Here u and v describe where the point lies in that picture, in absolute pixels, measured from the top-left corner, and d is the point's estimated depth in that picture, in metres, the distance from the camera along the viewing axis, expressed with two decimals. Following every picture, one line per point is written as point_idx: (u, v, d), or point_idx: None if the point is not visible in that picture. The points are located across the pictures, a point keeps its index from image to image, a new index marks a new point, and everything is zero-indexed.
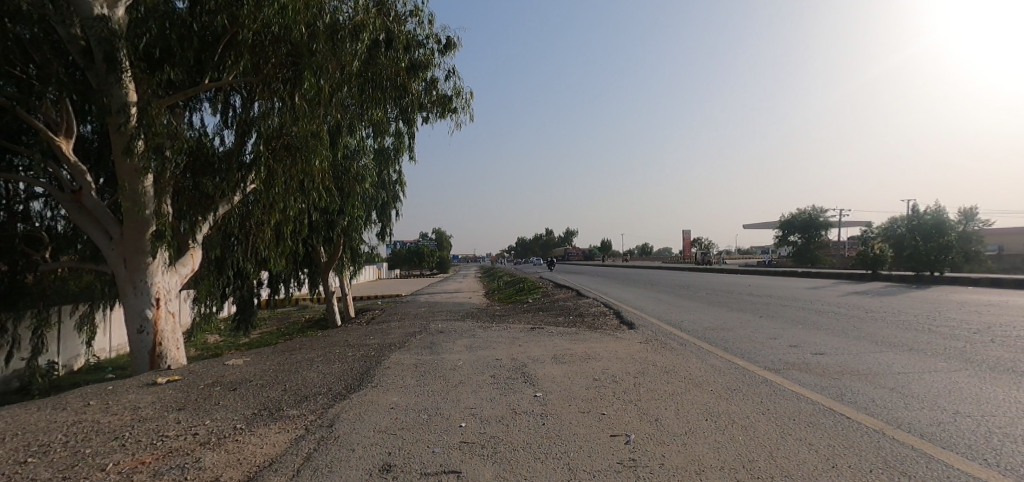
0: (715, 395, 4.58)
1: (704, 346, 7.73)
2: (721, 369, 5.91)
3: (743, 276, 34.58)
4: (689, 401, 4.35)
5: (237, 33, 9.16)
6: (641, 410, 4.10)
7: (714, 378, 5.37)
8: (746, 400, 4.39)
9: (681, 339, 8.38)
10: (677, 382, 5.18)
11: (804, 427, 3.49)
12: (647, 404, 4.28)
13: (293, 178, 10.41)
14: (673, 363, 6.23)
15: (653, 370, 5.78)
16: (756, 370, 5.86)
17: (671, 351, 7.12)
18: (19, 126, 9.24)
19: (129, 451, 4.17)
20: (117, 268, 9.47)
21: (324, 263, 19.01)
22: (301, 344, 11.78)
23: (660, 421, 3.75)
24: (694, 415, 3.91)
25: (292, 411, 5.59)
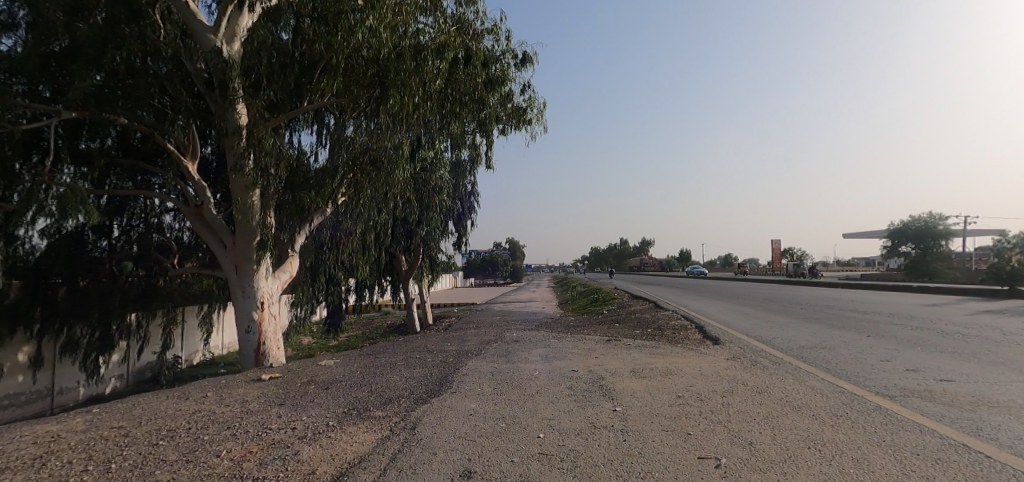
0: (818, 421, 4.28)
1: (801, 366, 7.23)
2: (826, 392, 5.52)
3: (846, 290, 31.86)
4: (789, 426, 4.11)
5: (332, 58, 9.93)
6: (733, 432, 3.93)
7: (818, 402, 5.01)
8: (854, 429, 4.06)
9: (774, 357, 7.89)
10: (772, 404, 4.91)
11: (932, 464, 3.19)
12: (738, 425, 4.10)
13: (378, 190, 11.10)
14: (767, 383, 5.89)
15: (744, 390, 5.52)
16: (867, 395, 5.41)
17: (764, 370, 6.73)
18: (156, 149, 10.58)
19: (239, 440, 4.63)
20: (229, 273, 10.52)
21: (404, 271, 19.90)
22: (386, 348, 12.44)
23: (755, 445, 3.58)
24: (797, 441, 3.69)
25: (379, 412, 5.92)
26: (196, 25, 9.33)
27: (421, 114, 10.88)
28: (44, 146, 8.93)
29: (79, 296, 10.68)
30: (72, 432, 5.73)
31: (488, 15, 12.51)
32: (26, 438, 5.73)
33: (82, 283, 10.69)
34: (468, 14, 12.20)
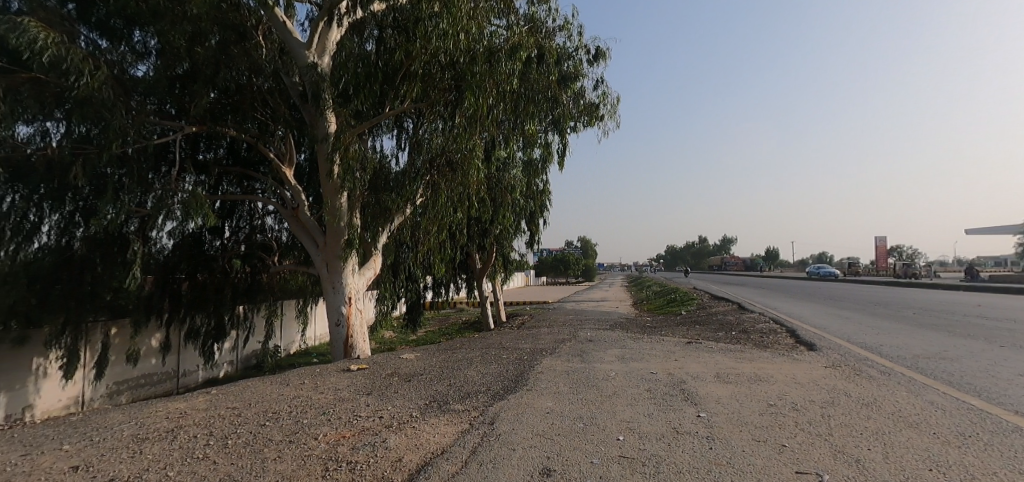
0: (940, 440, 3.89)
1: (916, 377, 6.57)
2: (948, 408, 4.98)
3: (968, 295, 28.47)
4: (903, 444, 3.76)
5: (411, 66, 10.42)
6: (837, 447, 3.67)
7: (937, 419, 4.55)
8: (988, 453, 3.63)
9: (881, 367, 7.24)
10: (881, 418, 4.51)
11: None
12: (842, 440, 3.82)
13: (455, 190, 11.41)
14: (873, 395, 5.42)
15: (847, 401, 5.12)
16: (1001, 414, 4.82)
17: (869, 381, 6.20)
18: (258, 158, 11.63)
19: (333, 424, 5.24)
20: (321, 270, 11.35)
21: (478, 269, 20.31)
22: (462, 344, 12.77)
23: (862, 463, 3.33)
24: (914, 462, 3.38)
25: (458, 405, 6.12)
26: (292, 42, 10.20)
27: (495, 115, 11.13)
28: (171, 157, 10.03)
29: (197, 289, 12.03)
30: (194, 410, 6.44)
31: (560, 12, 12.52)
32: (157, 414, 6.50)
33: (200, 277, 12.02)
34: (540, 12, 12.26)
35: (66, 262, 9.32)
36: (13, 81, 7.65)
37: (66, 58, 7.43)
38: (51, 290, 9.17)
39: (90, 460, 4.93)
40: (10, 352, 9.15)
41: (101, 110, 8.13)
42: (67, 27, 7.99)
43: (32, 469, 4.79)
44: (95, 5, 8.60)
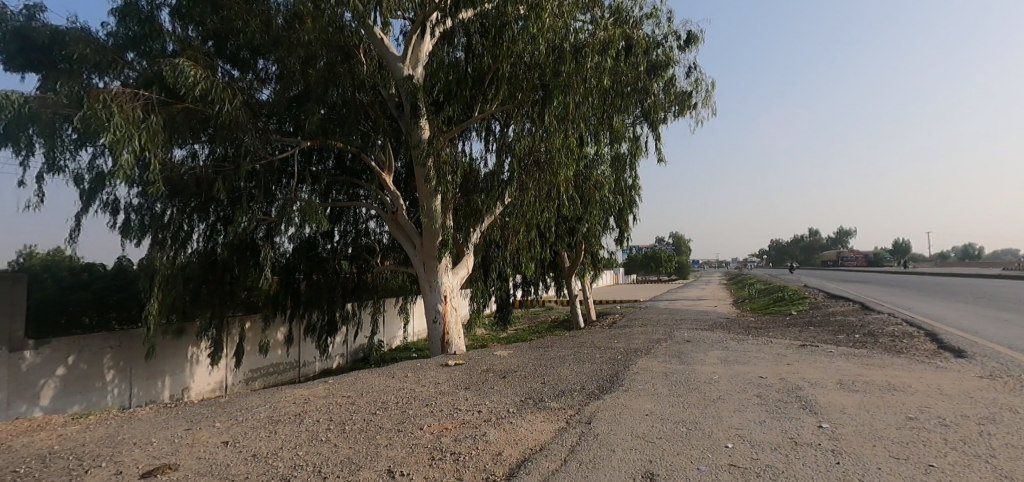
0: None
1: None
2: None
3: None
4: None
5: (499, 69, 10.62)
6: (998, 470, 3.18)
7: None
8: None
9: None
10: None
11: None
12: (1004, 463, 3.31)
13: (544, 189, 11.44)
14: None
15: (1007, 418, 4.43)
16: None
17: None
18: (361, 166, 12.39)
19: (436, 416, 5.70)
20: (419, 269, 12.07)
21: (567, 268, 20.20)
22: (553, 342, 12.78)
23: None
24: None
25: (553, 403, 6.11)
26: (390, 57, 10.87)
27: (582, 112, 11.03)
28: (289, 169, 11.13)
29: (313, 287, 13.24)
30: (315, 397, 7.02)
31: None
32: (286, 399, 7.18)
33: (315, 277, 13.18)
34: (626, 2, 11.94)
35: (212, 262, 11.05)
36: (171, 112, 8.95)
37: (213, 91, 8.55)
38: (202, 287, 11.02)
39: (236, 436, 5.58)
40: (170, 344, 11.48)
41: (236, 132, 9.43)
42: (209, 62, 9.61)
43: (191, 442, 5.50)
44: (227, 39, 10.10)
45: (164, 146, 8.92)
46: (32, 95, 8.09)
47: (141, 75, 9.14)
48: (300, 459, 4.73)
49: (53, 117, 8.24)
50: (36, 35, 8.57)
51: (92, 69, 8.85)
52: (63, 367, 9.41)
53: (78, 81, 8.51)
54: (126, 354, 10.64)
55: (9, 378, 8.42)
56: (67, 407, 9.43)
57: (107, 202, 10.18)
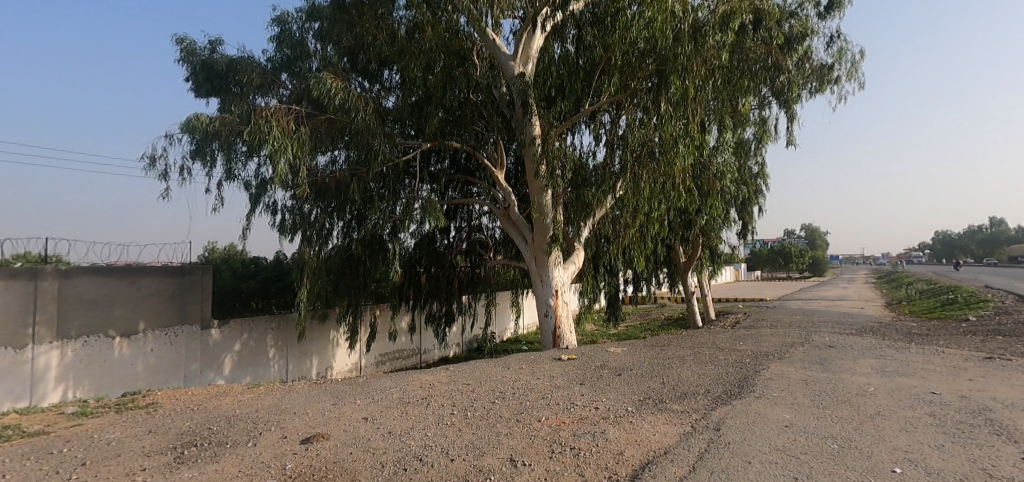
0: None
1: None
2: None
3: None
4: None
5: (611, 58, 10.30)
6: None
7: None
8: None
9: None
10: None
11: None
12: None
13: (659, 180, 10.96)
14: None
15: None
16: None
17: None
18: (475, 164, 12.79)
19: (553, 410, 5.68)
20: (531, 264, 12.21)
21: (683, 263, 19.17)
22: (670, 341, 12.22)
23: None
24: None
25: (676, 405, 5.80)
26: (501, 56, 11.03)
27: (703, 97, 10.34)
28: (411, 170, 11.84)
29: (433, 280, 14.04)
30: (439, 383, 7.39)
31: None
32: (413, 383, 7.64)
33: (434, 270, 13.92)
34: None
35: (348, 257, 12.13)
36: (315, 123, 9.99)
37: (350, 101, 9.48)
38: (341, 280, 12.13)
39: (374, 414, 6.05)
40: (317, 328, 12.88)
41: (367, 138, 10.18)
42: (345, 76, 10.57)
43: (338, 416, 6.07)
44: (358, 54, 11.05)
45: (310, 154, 10.04)
46: (215, 117, 9.56)
47: (293, 93, 10.46)
48: (428, 440, 4.97)
49: (228, 134, 9.61)
50: (217, 66, 10.10)
51: (255, 91, 10.30)
52: (238, 343, 10.99)
53: (246, 103, 9.93)
54: (283, 335, 12.13)
55: (201, 352, 10.16)
56: (242, 377, 11.00)
57: (268, 205, 11.63)
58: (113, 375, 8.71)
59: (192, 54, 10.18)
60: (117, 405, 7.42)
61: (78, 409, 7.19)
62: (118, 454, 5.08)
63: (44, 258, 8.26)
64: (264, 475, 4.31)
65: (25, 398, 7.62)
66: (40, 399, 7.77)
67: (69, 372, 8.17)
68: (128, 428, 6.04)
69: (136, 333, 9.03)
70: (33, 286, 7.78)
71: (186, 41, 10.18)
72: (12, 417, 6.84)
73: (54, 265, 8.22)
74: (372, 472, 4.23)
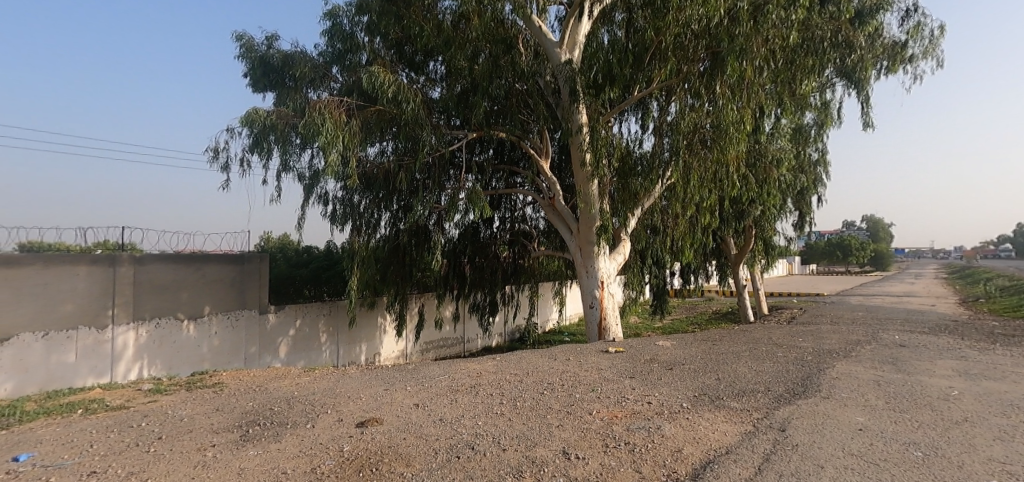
0: None
1: None
2: None
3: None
4: None
5: (663, 41, 9.94)
6: None
7: None
8: None
9: None
10: None
11: None
12: None
13: (712, 168, 10.56)
14: None
15: None
16: None
17: None
18: (519, 154, 12.71)
19: (604, 403, 5.58)
20: (576, 255, 12.08)
21: (735, 256, 18.49)
22: (721, 335, 11.82)
23: None
24: None
25: (733, 403, 5.57)
26: (547, 43, 10.87)
27: (762, 80, 9.85)
28: (457, 161, 11.90)
29: (477, 270, 14.11)
30: (487, 372, 7.42)
31: None
32: (461, 371, 7.71)
33: (478, 260, 13.96)
34: None
35: (395, 247, 12.34)
36: (366, 115, 10.16)
37: (400, 93, 9.60)
38: (389, 269, 12.38)
39: (425, 400, 6.13)
40: (367, 315, 13.25)
41: (415, 129, 10.27)
42: (394, 68, 10.70)
43: (390, 401, 6.21)
44: (406, 45, 11.16)
45: (361, 145, 10.22)
46: (273, 111, 9.91)
47: (344, 86, 10.65)
48: (480, 428, 4.99)
49: (285, 126, 9.92)
50: (274, 61, 10.45)
51: (309, 85, 10.57)
52: (293, 328, 11.43)
53: (301, 96, 10.22)
54: (334, 321, 12.52)
55: (260, 335, 10.65)
56: (297, 361, 11.46)
57: (321, 196, 11.98)
58: (182, 356, 9.26)
59: (251, 50, 10.60)
60: (188, 383, 7.88)
61: (154, 386, 7.67)
62: (189, 429, 5.37)
63: (121, 246, 8.79)
64: (325, 456, 4.44)
65: (107, 374, 8.25)
66: (121, 377, 8.39)
67: (145, 353, 8.72)
68: (198, 406, 6.38)
69: (201, 316, 9.56)
70: (112, 270, 8.35)
71: (246, 37, 10.60)
72: (97, 392, 7.38)
73: (130, 251, 8.72)
74: (426, 458, 4.28)
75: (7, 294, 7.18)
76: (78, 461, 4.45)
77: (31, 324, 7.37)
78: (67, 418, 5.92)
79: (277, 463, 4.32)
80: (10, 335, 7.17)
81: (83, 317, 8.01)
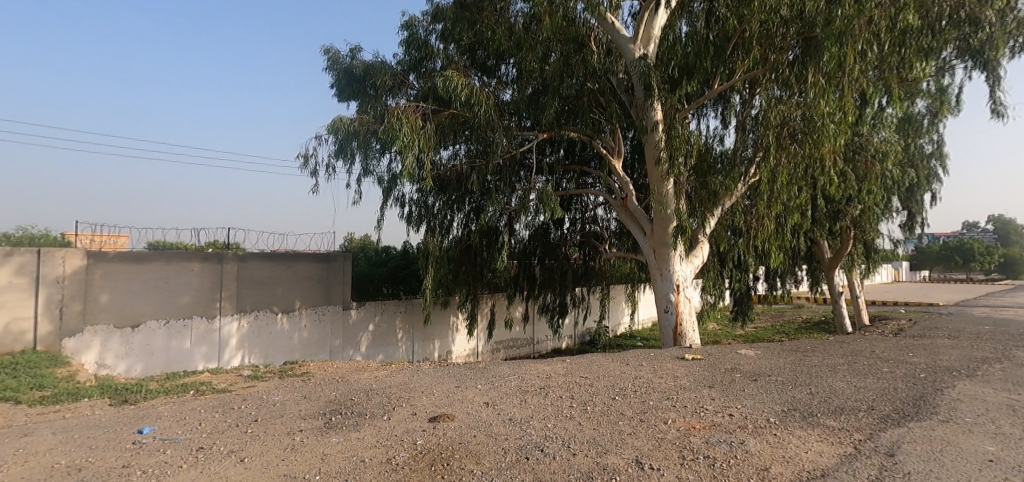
0: None
1: None
2: None
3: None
4: None
5: (747, 29, 9.30)
6: None
7: None
8: None
9: None
10: None
11: None
12: None
13: (803, 165, 9.72)
14: None
15: None
16: None
17: None
18: (591, 153, 12.44)
19: (681, 413, 5.22)
20: (649, 257, 11.59)
21: (829, 260, 16.99)
22: (813, 346, 10.85)
23: None
24: None
25: (830, 420, 5.02)
26: (621, 39, 10.46)
27: (864, 65, 8.92)
28: (527, 162, 11.83)
29: (547, 271, 13.96)
30: (556, 374, 7.26)
31: None
32: (530, 372, 7.59)
33: (548, 261, 13.80)
34: None
35: (467, 247, 12.49)
36: (440, 119, 10.34)
37: (473, 96, 9.69)
38: (461, 269, 12.56)
39: (495, 400, 6.07)
40: (440, 313, 13.52)
41: (487, 131, 10.33)
42: (466, 72, 10.82)
43: (461, 398, 6.21)
44: (478, 50, 11.28)
45: (435, 149, 10.40)
46: (356, 118, 10.37)
47: (420, 91, 10.88)
48: (550, 431, 4.83)
49: (366, 132, 10.33)
50: (357, 71, 10.95)
51: (388, 92, 10.94)
52: (373, 324, 11.87)
53: (381, 104, 10.62)
54: (410, 318, 12.88)
55: (343, 329, 11.15)
56: (376, 355, 11.90)
57: (398, 198, 12.38)
58: (276, 346, 9.91)
59: (337, 62, 11.18)
60: (280, 371, 8.40)
61: (252, 372, 8.25)
62: (280, 414, 5.67)
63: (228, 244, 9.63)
64: (399, 447, 4.49)
65: (216, 360, 9.08)
66: (226, 363, 9.20)
67: (247, 342, 9.45)
68: (289, 393, 6.75)
69: (293, 309, 10.18)
70: (220, 266, 9.14)
71: (331, 50, 11.19)
72: (206, 375, 8.05)
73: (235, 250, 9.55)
74: (496, 457, 4.20)
75: (136, 286, 8.22)
76: (188, 436, 4.83)
77: (155, 313, 8.38)
78: (182, 398, 6.48)
79: (356, 451, 4.42)
80: (140, 322, 8.25)
81: (196, 307, 8.86)
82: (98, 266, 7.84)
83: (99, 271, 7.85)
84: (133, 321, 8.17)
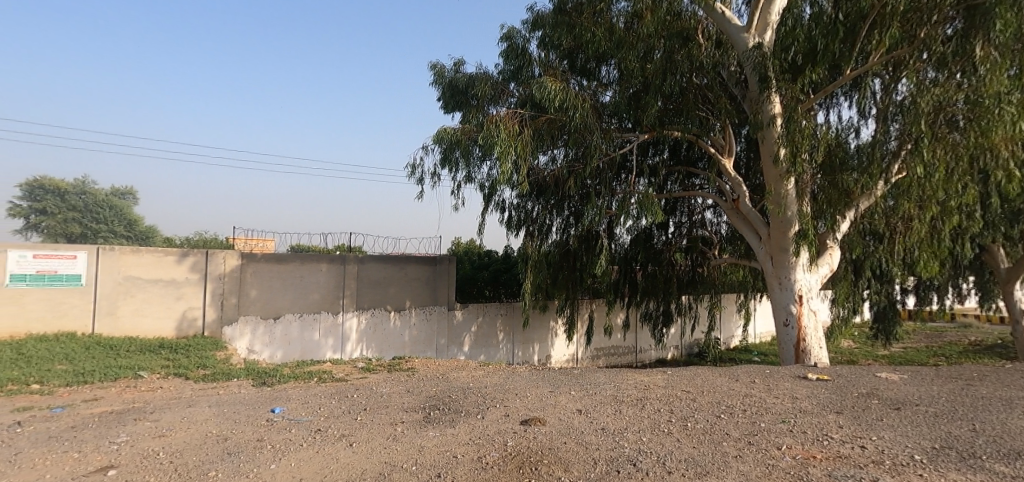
0: None
1: None
2: None
3: None
4: None
5: (888, 5, 8.03)
6: None
7: None
8: None
9: None
10: None
11: None
12: None
13: (965, 158, 8.16)
14: None
15: None
16: None
17: None
18: (698, 153, 11.60)
19: (799, 439, 4.50)
20: (766, 264, 10.46)
21: (1002, 271, 14.19)
22: (979, 374, 9.05)
23: None
24: None
25: (1000, 465, 3.99)
26: (732, 29, 9.61)
27: None
28: (629, 164, 11.27)
29: (650, 279, 13.18)
30: (655, 385, 6.72)
31: None
32: (628, 381, 7.11)
33: (651, 268, 13.01)
34: None
35: (566, 251, 12.21)
36: (537, 125, 10.20)
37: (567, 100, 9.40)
38: (560, 273, 12.31)
39: (588, 407, 5.72)
40: (539, 317, 13.38)
41: (584, 134, 9.94)
42: (564, 76, 10.58)
43: (554, 403, 5.94)
44: (578, 53, 10.98)
45: (532, 155, 10.25)
46: (458, 128, 10.58)
47: (519, 99, 10.80)
48: (644, 445, 4.39)
49: (467, 140, 10.47)
50: (460, 83, 11.20)
51: (489, 102, 10.99)
52: (475, 325, 12.02)
53: (482, 113, 10.69)
54: (510, 320, 12.86)
55: (448, 329, 11.41)
56: (477, 355, 12.03)
57: (498, 203, 12.46)
58: (389, 341, 10.45)
59: (441, 76, 11.53)
60: (389, 365, 8.78)
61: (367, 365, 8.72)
62: (386, 405, 5.84)
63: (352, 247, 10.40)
64: (489, 447, 4.34)
65: (339, 352, 9.83)
66: (348, 355, 9.91)
67: (364, 337, 10.14)
68: (396, 386, 6.96)
69: (405, 307, 10.65)
70: (343, 267, 9.89)
71: (436, 64, 11.58)
72: (329, 364, 8.65)
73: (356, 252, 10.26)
74: (584, 466, 3.87)
75: (279, 283, 9.21)
76: (311, 418, 5.12)
77: (291, 306, 9.31)
78: (308, 383, 6.99)
79: (450, 446, 4.34)
80: (281, 314, 9.20)
81: (324, 303, 9.68)
82: (250, 265, 8.94)
83: (251, 270, 8.95)
84: (275, 314, 9.15)
